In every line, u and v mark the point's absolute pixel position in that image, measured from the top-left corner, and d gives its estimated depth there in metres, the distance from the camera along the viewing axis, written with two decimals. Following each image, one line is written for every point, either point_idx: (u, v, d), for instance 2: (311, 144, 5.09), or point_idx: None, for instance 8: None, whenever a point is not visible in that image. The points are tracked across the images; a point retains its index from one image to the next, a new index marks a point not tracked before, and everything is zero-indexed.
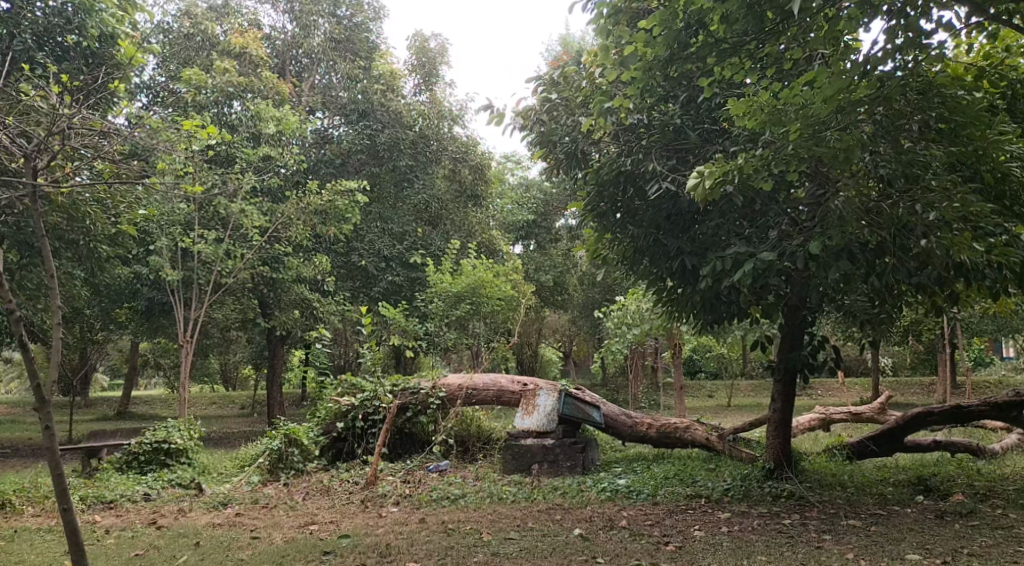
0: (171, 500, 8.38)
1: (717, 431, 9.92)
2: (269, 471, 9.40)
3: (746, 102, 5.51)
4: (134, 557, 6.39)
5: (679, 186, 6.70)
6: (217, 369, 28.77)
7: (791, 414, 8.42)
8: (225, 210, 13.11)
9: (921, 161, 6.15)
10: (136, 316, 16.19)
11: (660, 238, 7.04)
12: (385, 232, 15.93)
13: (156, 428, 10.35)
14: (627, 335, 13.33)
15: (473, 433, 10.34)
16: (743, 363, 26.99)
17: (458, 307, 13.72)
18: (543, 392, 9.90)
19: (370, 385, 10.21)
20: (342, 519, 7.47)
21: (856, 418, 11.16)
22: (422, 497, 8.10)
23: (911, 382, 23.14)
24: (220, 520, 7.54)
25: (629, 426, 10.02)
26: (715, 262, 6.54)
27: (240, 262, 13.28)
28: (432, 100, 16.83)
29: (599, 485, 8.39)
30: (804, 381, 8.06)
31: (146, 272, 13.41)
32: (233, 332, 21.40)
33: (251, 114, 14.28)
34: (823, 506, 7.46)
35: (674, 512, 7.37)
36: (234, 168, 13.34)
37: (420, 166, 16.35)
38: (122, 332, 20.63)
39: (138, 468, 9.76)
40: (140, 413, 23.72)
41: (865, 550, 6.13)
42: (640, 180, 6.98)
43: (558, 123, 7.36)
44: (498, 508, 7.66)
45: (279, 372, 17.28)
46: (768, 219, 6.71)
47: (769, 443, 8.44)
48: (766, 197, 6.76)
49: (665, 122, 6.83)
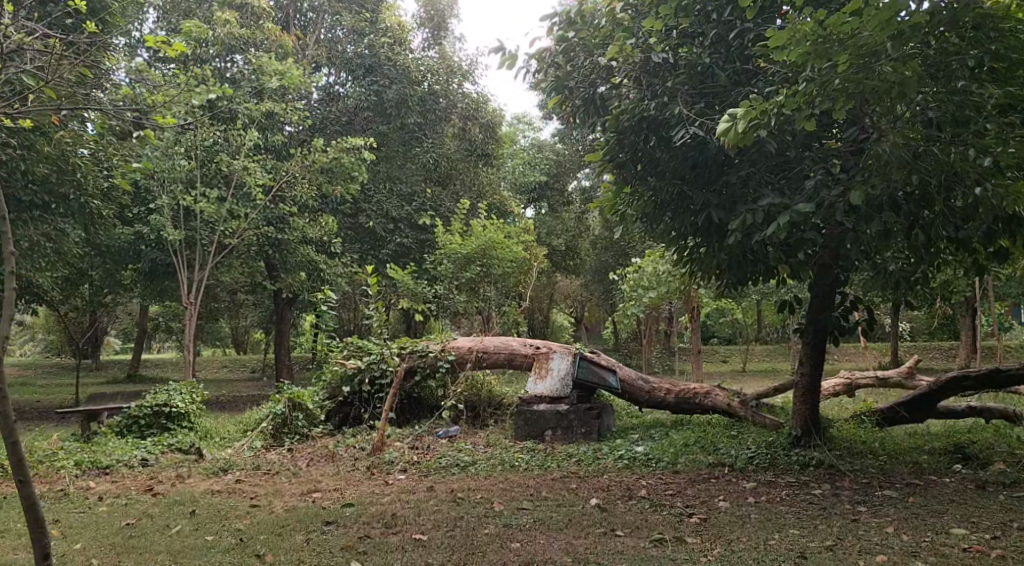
0: (170, 465, 8.04)
1: (739, 397, 9.49)
2: (273, 436, 9.05)
3: (790, 32, 5.04)
4: (125, 527, 6.03)
5: (707, 130, 6.21)
6: (227, 333, 28.55)
7: (820, 378, 7.96)
8: (227, 168, 12.74)
9: (974, 102, 5.64)
10: (140, 278, 15.85)
11: (685, 190, 6.56)
12: (392, 192, 15.47)
13: (156, 392, 10.01)
14: (643, 297, 12.87)
15: (484, 398, 9.93)
16: (757, 328, 26.55)
17: (468, 269, 13.29)
18: (557, 354, 9.50)
19: (376, 347, 9.78)
20: (346, 486, 7.10)
21: (883, 384, 10.72)
22: (431, 464, 7.73)
23: (929, 347, 22.70)
24: (218, 487, 7.18)
25: (645, 391, 9.64)
26: (746, 215, 6.07)
27: (243, 221, 12.89)
28: (441, 55, 16.26)
29: (616, 453, 7.99)
30: (835, 344, 7.57)
31: (148, 231, 13.02)
32: (240, 294, 21.06)
33: (252, 68, 13.84)
34: (855, 475, 7.03)
35: (697, 481, 6.97)
36: (237, 123, 12.93)
37: (429, 124, 15.77)
38: (128, 295, 20.33)
39: (138, 432, 9.46)
40: (147, 376, 23.54)
41: (906, 523, 5.70)
42: (665, 127, 6.47)
43: (574, 66, 6.77)
44: (510, 476, 7.28)
45: (286, 336, 16.95)
46: (803, 169, 6.22)
47: (796, 409, 8.00)
48: (801, 144, 6.26)
49: (692, 62, 6.31)
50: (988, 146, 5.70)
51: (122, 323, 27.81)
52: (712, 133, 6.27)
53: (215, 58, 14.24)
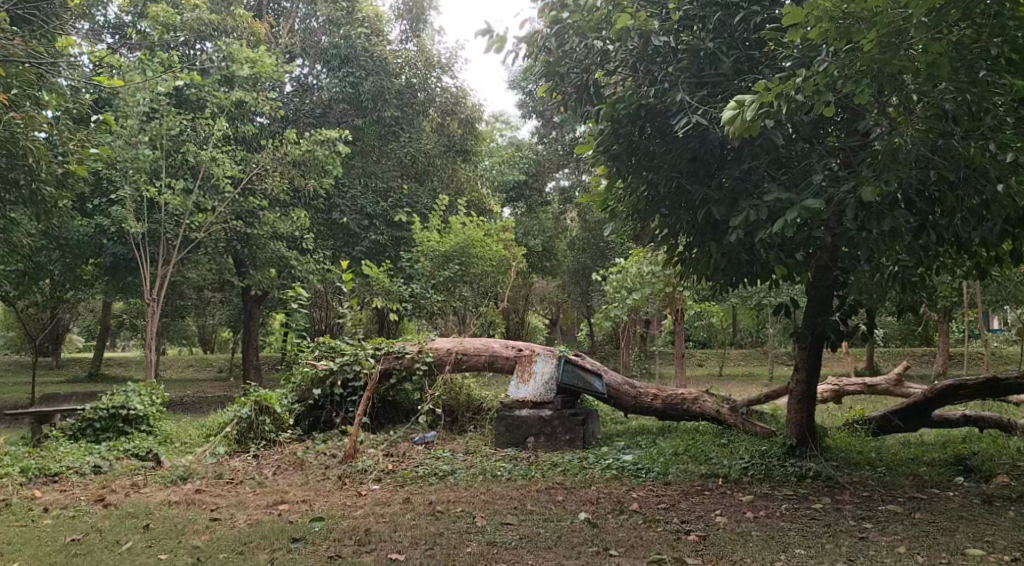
0: (125, 472, 7.50)
1: (727, 403, 9.13)
2: (237, 441, 8.55)
3: (811, 7, 4.79)
4: (69, 544, 5.50)
5: (710, 119, 5.82)
6: (194, 331, 27.78)
7: (816, 385, 7.59)
8: (195, 158, 12.18)
9: (997, 93, 5.27)
10: (101, 273, 15.17)
11: (683, 184, 6.15)
12: (367, 188, 14.96)
13: (114, 392, 9.45)
14: (626, 300, 12.47)
15: (462, 402, 9.52)
16: (734, 332, 26.34)
17: (446, 268, 12.83)
18: (540, 357, 8.92)
19: (349, 348, 9.26)
20: (315, 498, 6.60)
21: (872, 391, 10.40)
22: (407, 473, 7.26)
23: (905, 353, 22.58)
24: (176, 497, 6.65)
25: (632, 396, 9.24)
26: (750, 211, 5.68)
27: (210, 215, 12.35)
28: (419, 48, 15.81)
29: (603, 462, 7.57)
30: (833, 349, 7.20)
31: (108, 223, 12.39)
32: (208, 291, 20.39)
33: (223, 55, 13.33)
34: (855, 488, 6.67)
35: (690, 494, 6.56)
36: (206, 113, 12.39)
37: (406, 119, 15.27)
38: (90, 290, 19.59)
39: (93, 436, 8.89)
40: (109, 375, 22.75)
41: (918, 542, 5.33)
42: (663, 116, 6.09)
43: (567, 50, 6.30)
44: (492, 487, 6.83)
45: (255, 335, 16.35)
46: (810, 164, 5.86)
47: (790, 418, 7.62)
48: (807, 136, 5.90)
49: (695, 47, 5.94)
50: (1007, 141, 5.37)
51: (84, 320, 26.93)
52: (715, 122, 5.90)
53: (185, 45, 13.70)
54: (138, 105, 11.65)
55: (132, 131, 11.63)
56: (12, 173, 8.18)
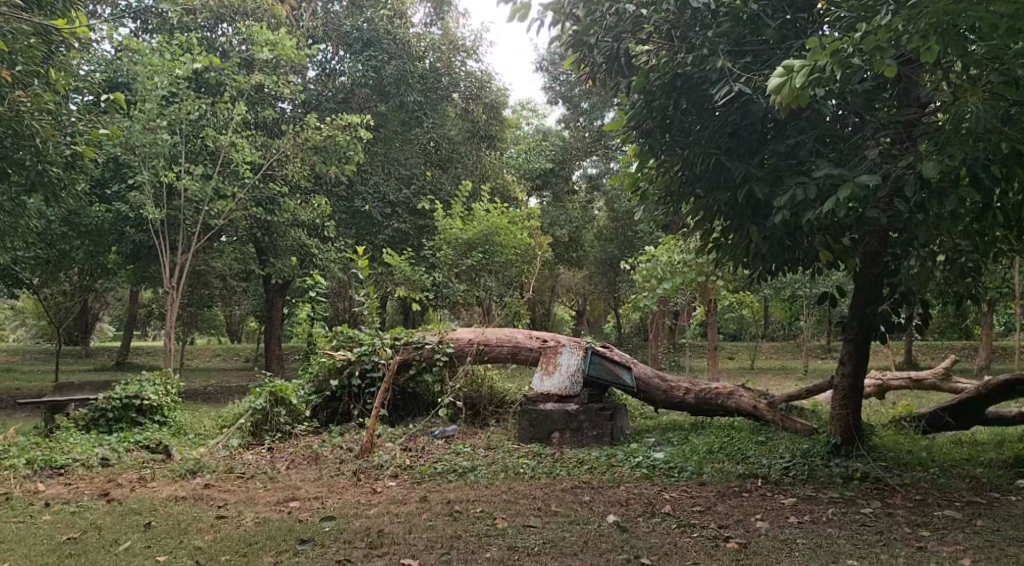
0: (134, 465, 7.19)
1: (765, 398, 8.63)
2: (252, 434, 8.23)
3: None
4: (65, 543, 5.18)
5: (753, 89, 5.37)
6: (221, 321, 27.70)
7: (863, 380, 7.09)
8: (213, 143, 11.90)
9: None
10: (122, 260, 14.95)
11: (723, 160, 5.70)
12: (390, 175, 14.60)
13: (127, 382, 9.18)
14: (656, 289, 12.00)
15: (485, 395, 9.15)
16: (765, 324, 25.74)
17: (469, 256, 12.43)
18: (566, 349, 8.61)
19: (367, 338, 8.90)
20: (328, 495, 6.24)
21: (917, 385, 9.86)
22: (425, 470, 6.87)
23: (943, 347, 21.84)
24: (183, 493, 6.32)
25: (663, 390, 8.79)
26: (796, 189, 5.23)
27: (229, 201, 12.04)
28: (444, 31, 15.46)
29: (633, 460, 7.13)
30: (883, 341, 6.71)
31: (126, 209, 12.13)
32: (231, 280, 20.22)
33: (244, 37, 13.05)
34: (907, 491, 6.19)
35: (727, 496, 6.11)
36: (225, 96, 12.08)
37: (430, 104, 14.90)
38: (114, 279, 19.46)
39: (105, 427, 8.61)
40: (134, 364, 22.67)
41: (982, 554, 4.86)
42: (702, 87, 5.65)
43: (599, 17, 5.87)
44: (515, 485, 6.42)
45: (277, 325, 16.08)
46: (863, 137, 5.39)
47: (835, 414, 7.13)
48: (859, 108, 5.45)
49: (736, 10, 5.50)
50: None
51: (112, 308, 26.97)
52: (759, 92, 5.45)
53: (204, 27, 13.49)
54: (157, 89, 11.37)
55: (150, 116, 11.36)
56: (17, 153, 7.86)
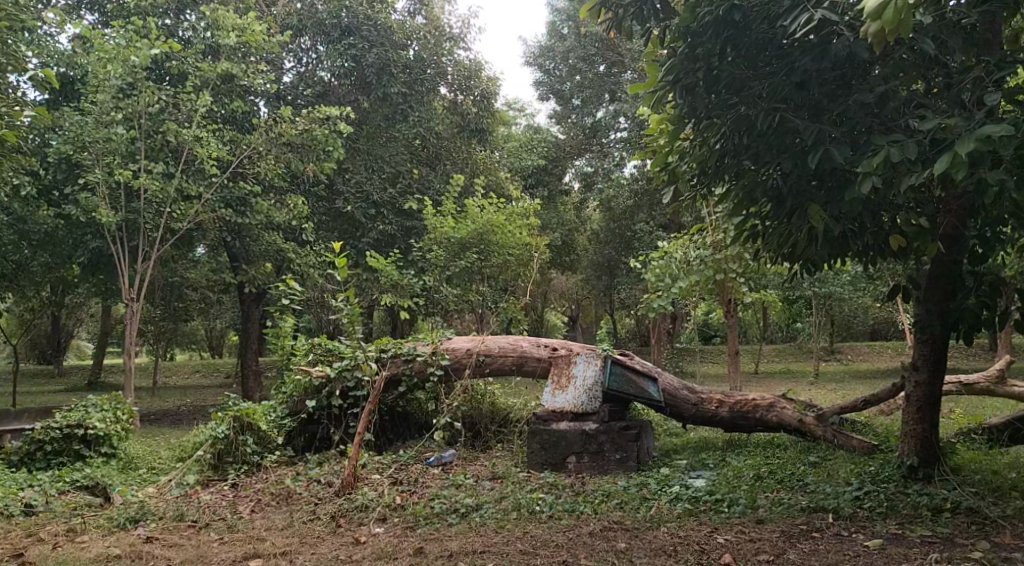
0: (66, 512, 5.94)
1: (813, 411, 7.43)
2: (214, 467, 7.00)
3: None
4: None
5: (839, 17, 4.29)
6: (201, 336, 26.28)
7: (941, 389, 5.89)
8: (175, 138, 10.65)
9: None
10: (80, 272, 13.61)
11: (787, 117, 4.58)
12: (373, 172, 13.27)
13: (72, 408, 7.90)
14: (671, 291, 10.77)
15: (486, 413, 8.00)
16: (767, 327, 24.56)
17: (461, 257, 11.19)
18: (580, 359, 7.39)
19: (348, 350, 7.63)
20: (299, 549, 5.01)
21: (973, 390, 8.68)
22: (419, 510, 5.65)
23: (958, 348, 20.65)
24: (117, 551, 5.06)
25: (692, 404, 7.61)
26: (889, 150, 4.10)
27: (195, 202, 10.81)
28: (429, 19, 14.30)
29: (669, 491, 5.92)
30: (971, 341, 5.51)
31: (77, 212, 10.84)
32: (207, 293, 18.89)
33: (208, 24, 11.83)
34: (1016, 526, 5.01)
35: (797, 539, 4.92)
36: (187, 86, 10.81)
37: (416, 96, 13.61)
38: (79, 292, 18.08)
39: (43, 463, 7.35)
40: (107, 384, 21.24)
41: None
42: (765, 23, 4.54)
43: None
44: (531, 529, 5.20)
45: (253, 338, 14.79)
46: (967, 82, 4.27)
47: (909, 432, 5.93)
48: (960, 47, 4.33)
49: None
50: None
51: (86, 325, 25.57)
52: (837, 28, 4.36)
53: (166, 15, 12.29)
54: (110, 78, 10.09)
55: (103, 108, 10.10)
56: None
